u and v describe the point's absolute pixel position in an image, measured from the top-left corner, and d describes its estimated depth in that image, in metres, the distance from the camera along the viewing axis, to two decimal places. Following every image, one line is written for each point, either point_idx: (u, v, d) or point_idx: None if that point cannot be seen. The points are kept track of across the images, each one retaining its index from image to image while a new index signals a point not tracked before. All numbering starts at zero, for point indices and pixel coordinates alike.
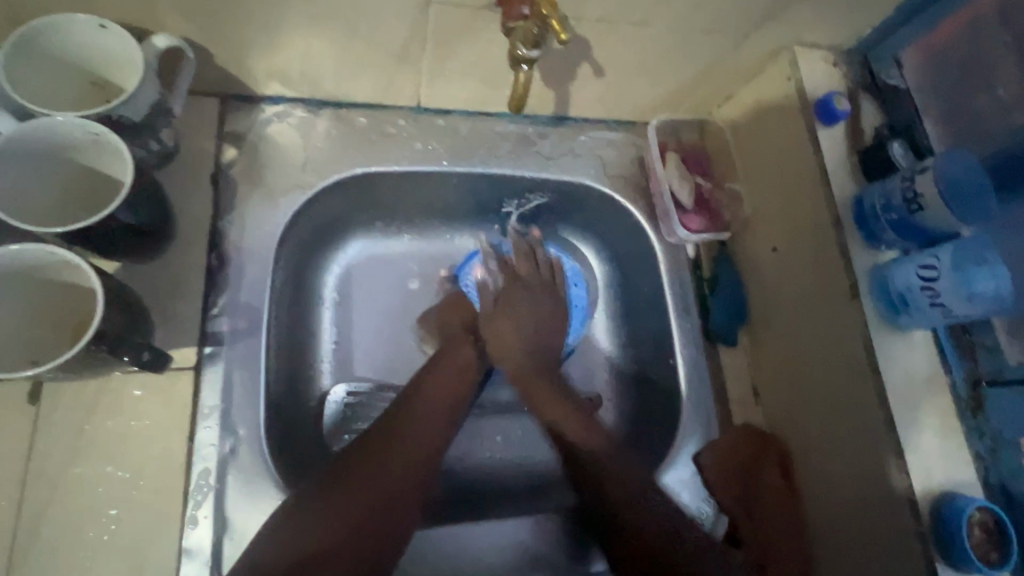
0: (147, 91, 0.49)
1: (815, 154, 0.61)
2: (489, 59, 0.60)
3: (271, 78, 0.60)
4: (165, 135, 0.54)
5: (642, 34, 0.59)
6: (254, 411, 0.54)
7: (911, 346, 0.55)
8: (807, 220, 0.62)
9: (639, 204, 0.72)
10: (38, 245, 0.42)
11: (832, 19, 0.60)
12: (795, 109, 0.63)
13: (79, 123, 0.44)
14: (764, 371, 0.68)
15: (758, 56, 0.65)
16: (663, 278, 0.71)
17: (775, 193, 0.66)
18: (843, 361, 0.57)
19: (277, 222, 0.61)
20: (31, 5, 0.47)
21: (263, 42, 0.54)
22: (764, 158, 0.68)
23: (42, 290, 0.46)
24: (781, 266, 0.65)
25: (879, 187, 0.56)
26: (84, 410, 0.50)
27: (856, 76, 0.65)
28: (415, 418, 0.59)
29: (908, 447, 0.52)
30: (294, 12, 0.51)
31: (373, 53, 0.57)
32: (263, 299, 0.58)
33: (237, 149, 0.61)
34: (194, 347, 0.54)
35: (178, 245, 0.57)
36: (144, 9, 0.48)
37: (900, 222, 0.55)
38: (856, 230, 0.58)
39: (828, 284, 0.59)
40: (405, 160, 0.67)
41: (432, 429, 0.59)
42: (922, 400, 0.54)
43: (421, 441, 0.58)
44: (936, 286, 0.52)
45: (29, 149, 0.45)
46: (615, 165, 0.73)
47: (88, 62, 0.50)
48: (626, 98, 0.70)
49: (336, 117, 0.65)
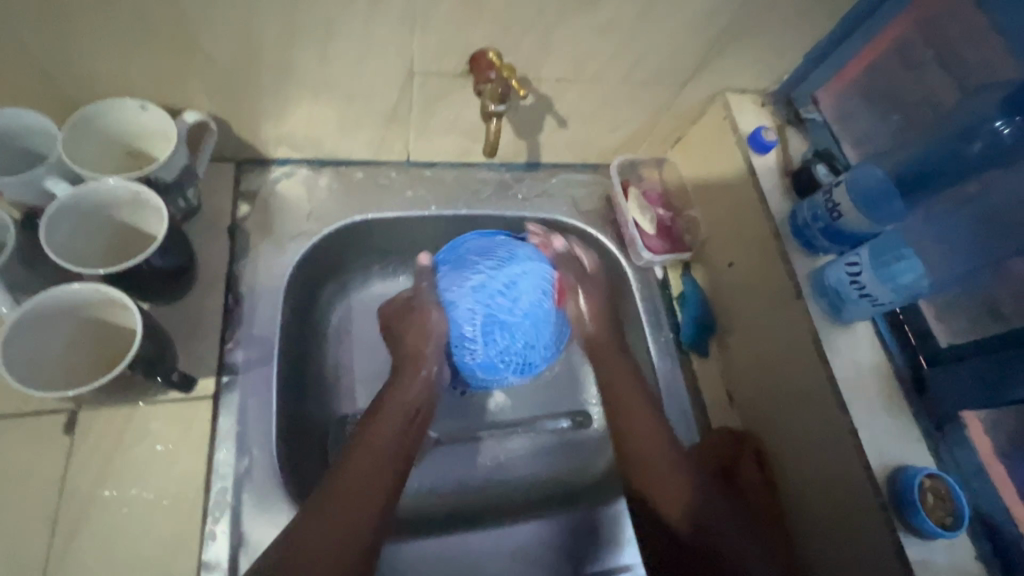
0: (178, 156, 0.58)
1: (752, 179, 0.70)
2: (466, 117, 0.70)
3: (281, 143, 0.70)
4: (191, 194, 0.63)
5: (594, 89, 0.69)
6: (266, 432, 0.60)
7: (855, 337, 0.62)
8: (752, 236, 0.71)
9: (609, 233, 0.81)
10: (89, 285, 0.49)
11: (753, 68, 0.72)
12: (732, 143, 0.73)
13: (124, 184, 0.53)
14: (735, 376, 0.74)
15: (697, 102, 0.76)
16: (635, 299, 0.78)
17: (725, 215, 0.75)
18: (799, 356, 0.64)
19: (286, 265, 0.69)
20: (86, 94, 0.57)
21: (275, 113, 0.65)
22: (713, 188, 0.77)
23: (85, 327, 0.53)
24: (737, 278, 0.73)
25: (807, 203, 0.65)
26: (114, 436, 0.56)
27: (782, 113, 0.76)
28: (365, 454, 0.57)
29: (862, 427, 0.58)
30: (301, 87, 0.61)
31: (367, 117, 0.68)
32: (275, 331, 0.65)
33: (250, 204, 0.70)
34: (213, 376, 0.60)
35: (200, 288, 0.64)
36: (178, 91, 0.59)
37: (827, 230, 0.63)
38: (794, 241, 0.67)
39: (776, 290, 0.67)
40: (398, 207, 0.76)
41: (384, 466, 0.57)
42: (870, 383, 0.60)
43: (373, 465, 0.56)
44: (862, 279, 0.59)
45: (80, 208, 0.53)
46: (585, 202, 0.83)
47: (128, 136, 0.60)
48: (589, 144, 0.80)
49: (336, 173, 0.75)
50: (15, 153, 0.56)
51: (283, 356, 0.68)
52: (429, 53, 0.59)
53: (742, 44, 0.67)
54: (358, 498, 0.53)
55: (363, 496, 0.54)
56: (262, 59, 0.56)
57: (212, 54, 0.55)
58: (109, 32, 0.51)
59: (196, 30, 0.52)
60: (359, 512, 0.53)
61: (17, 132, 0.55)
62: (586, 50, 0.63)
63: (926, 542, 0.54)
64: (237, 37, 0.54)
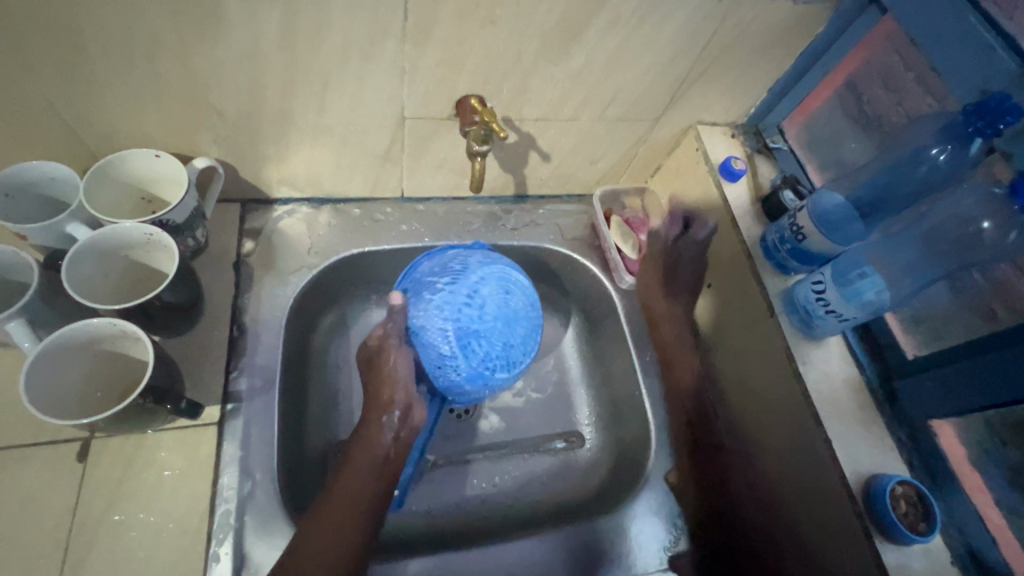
0: (189, 199, 0.63)
1: (724, 206, 0.75)
2: (455, 155, 0.76)
3: (283, 184, 0.75)
4: (199, 233, 0.68)
5: (573, 126, 0.75)
6: (269, 456, 0.63)
7: (827, 351, 0.66)
8: (727, 258, 0.75)
9: (594, 259, 0.86)
10: (105, 320, 0.53)
11: (720, 103, 0.77)
12: (705, 172, 0.78)
13: (140, 227, 0.58)
14: (719, 393, 0.77)
15: (671, 135, 0.82)
16: (622, 321, 0.82)
17: (702, 240, 0.80)
18: (775, 371, 0.67)
19: (288, 297, 0.73)
20: (105, 144, 0.63)
21: (278, 157, 0.70)
22: (691, 215, 0.82)
23: (100, 359, 0.57)
24: (716, 298, 0.77)
25: (774, 226, 0.70)
26: (124, 463, 0.59)
27: (752, 143, 0.81)
28: (346, 486, 0.58)
29: (835, 438, 0.61)
30: (302, 133, 0.66)
31: (363, 158, 0.73)
32: (277, 360, 0.68)
33: (254, 241, 0.75)
34: (218, 404, 0.64)
35: (206, 321, 0.68)
36: (189, 141, 0.64)
37: (794, 251, 0.67)
38: (765, 262, 0.71)
39: (751, 309, 0.70)
40: (393, 240, 0.80)
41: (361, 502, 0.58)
42: (842, 396, 0.64)
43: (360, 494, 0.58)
44: (826, 296, 0.62)
45: (99, 249, 0.58)
46: (571, 231, 0.87)
47: (143, 182, 0.65)
48: (572, 176, 0.86)
49: (335, 210, 0.80)
50: (39, 199, 0.61)
51: (286, 384, 0.71)
52: (418, 100, 0.65)
53: (707, 83, 0.72)
54: (340, 526, 0.55)
55: (342, 524, 0.55)
56: (266, 109, 0.62)
57: (220, 107, 0.61)
58: (128, 91, 0.57)
59: (206, 86, 0.58)
60: (341, 539, 0.55)
61: (41, 181, 0.60)
62: (563, 93, 0.68)
63: (901, 547, 0.56)
64: (243, 92, 0.59)
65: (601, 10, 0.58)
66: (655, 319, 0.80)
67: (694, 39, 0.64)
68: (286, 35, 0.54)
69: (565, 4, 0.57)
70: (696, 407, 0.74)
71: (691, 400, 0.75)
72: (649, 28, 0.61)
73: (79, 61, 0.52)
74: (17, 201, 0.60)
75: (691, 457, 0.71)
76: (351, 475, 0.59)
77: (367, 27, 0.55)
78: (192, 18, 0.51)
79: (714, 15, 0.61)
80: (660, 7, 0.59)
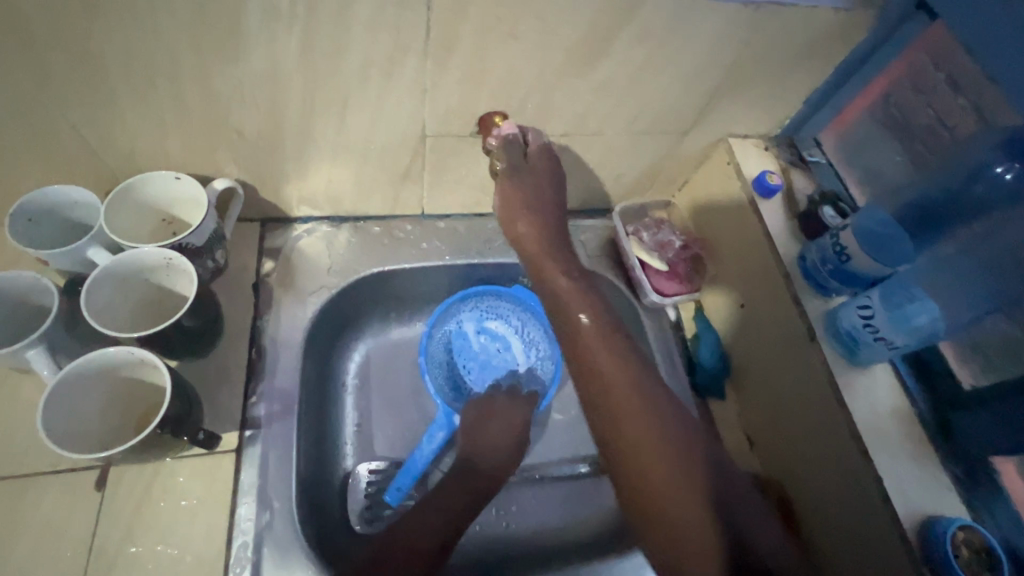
0: (208, 221, 0.62)
1: (759, 222, 0.71)
2: (477, 171, 0.73)
3: (303, 203, 0.74)
4: (218, 254, 0.67)
5: (599, 141, 0.72)
6: (286, 485, 0.61)
7: (875, 380, 0.61)
8: (762, 278, 0.71)
9: (619, 276, 0.82)
10: (124, 348, 0.52)
11: (753, 115, 0.74)
12: (736, 186, 0.75)
13: (158, 252, 0.57)
14: (756, 420, 0.73)
15: (700, 148, 0.78)
16: (650, 342, 0.79)
17: (735, 257, 0.76)
18: (817, 400, 0.63)
19: (307, 318, 0.71)
20: (126, 167, 0.62)
21: (297, 176, 0.69)
22: (722, 230, 0.79)
23: (118, 387, 0.56)
24: (751, 319, 0.73)
25: (815, 245, 0.66)
26: (142, 492, 0.58)
27: (785, 156, 0.77)
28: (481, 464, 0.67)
29: (887, 475, 0.57)
30: (322, 152, 0.65)
31: (383, 176, 0.71)
32: (296, 385, 0.67)
33: (274, 261, 0.74)
34: (236, 430, 0.62)
35: (225, 344, 0.67)
36: (208, 161, 0.63)
37: (837, 272, 0.64)
38: (804, 282, 0.67)
39: (789, 334, 0.67)
40: (414, 258, 0.79)
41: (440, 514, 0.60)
42: (893, 428, 0.59)
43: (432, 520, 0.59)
44: (875, 322, 0.58)
45: (119, 275, 0.57)
46: (595, 247, 0.84)
47: (163, 204, 0.64)
48: (597, 191, 0.83)
49: (355, 228, 0.78)
50: (61, 224, 0.61)
51: (305, 408, 0.69)
52: (439, 117, 0.63)
53: (740, 94, 0.69)
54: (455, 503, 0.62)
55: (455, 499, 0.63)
56: (285, 128, 0.61)
57: (239, 127, 0.59)
58: (147, 113, 0.56)
59: (225, 107, 0.57)
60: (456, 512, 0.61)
61: (64, 205, 0.60)
62: (588, 107, 0.66)
63: None
64: (263, 112, 0.58)
65: (630, 22, 0.55)
66: (584, 347, 0.63)
67: (727, 49, 0.61)
68: (305, 54, 0.52)
69: (592, 16, 0.54)
70: (673, 446, 0.57)
71: (662, 459, 0.56)
72: (680, 39, 0.59)
73: (99, 85, 0.52)
74: (40, 225, 0.59)
75: (688, 505, 0.55)
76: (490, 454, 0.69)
77: (387, 45, 0.53)
78: (209, 39, 0.49)
79: (749, 24, 0.58)
80: (692, 17, 0.56)
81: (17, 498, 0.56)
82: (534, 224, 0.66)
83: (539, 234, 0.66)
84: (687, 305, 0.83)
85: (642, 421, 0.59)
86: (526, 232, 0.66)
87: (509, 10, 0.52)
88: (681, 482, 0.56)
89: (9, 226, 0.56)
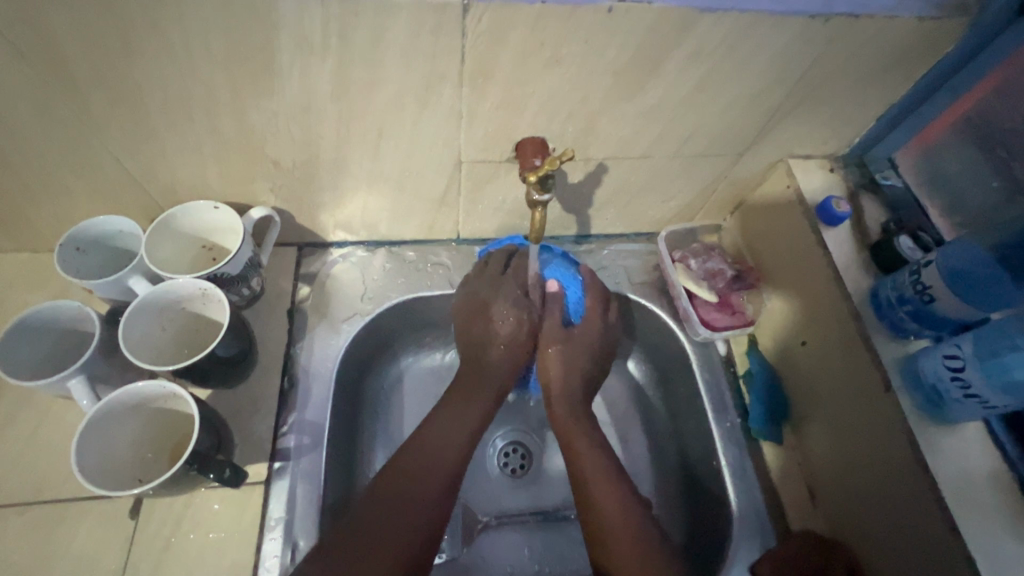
0: (244, 250, 0.62)
1: (824, 252, 0.65)
2: (515, 197, 0.70)
3: (339, 229, 0.73)
4: (254, 282, 0.67)
5: (645, 165, 0.67)
6: (313, 522, 0.59)
7: (962, 441, 0.55)
8: (828, 314, 0.64)
9: (664, 306, 0.77)
10: (154, 382, 0.53)
11: (818, 134, 0.67)
12: (797, 212, 0.68)
13: (195, 282, 0.57)
14: (817, 472, 0.67)
15: (757, 169, 0.72)
16: (697, 379, 0.73)
17: (794, 288, 0.70)
18: (892, 458, 0.56)
19: (339, 347, 0.70)
20: (167, 196, 0.63)
21: (334, 204, 0.68)
22: (780, 261, 0.72)
23: (151, 417, 0.56)
24: (813, 359, 0.66)
25: (891, 280, 0.60)
26: (173, 522, 0.58)
27: (854, 179, 0.71)
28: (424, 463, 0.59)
29: (980, 552, 0.50)
30: (357, 180, 0.64)
31: (419, 203, 0.69)
32: (327, 416, 0.65)
33: (309, 286, 0.73)
34: (265, 462, 0.62)
35: (259, 373, 0.67)
36: (246, 191, 0.63)
37: (917, 313, 0.58)
38: (877, 322, 0.61)
39: (858, 379, 0.60)
40: (446, 286, 0.76)
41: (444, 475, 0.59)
42: (986, 497, 0.53)
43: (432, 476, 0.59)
44: (966, 376, 0.52)
45: (157, 306, 0.58)
46: (638, 274, 0.79)
47: (202, 232, 0.65)
48: (641, 216, 0.78)
49: (390, 253, 0.77)
50: (106, 252, 0.63)
51: (337, 440, 0.68)
52: (475, 145, 0.60)
53: (803, 112, 0.62)
54: (416, 507, 0.56)
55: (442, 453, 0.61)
56: (321, 159, 0.60)
57: (275, 158, 0.59)
58: (187, 145, 0.56)
59: (263, 138, 0.56)
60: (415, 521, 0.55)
61: (110, 234, 0.61)
62: (633, 131, 0.61)
63: None
64: (299, 142, 0.57)
65: (682, 43, 0.51)
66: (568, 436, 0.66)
67: (788, 69, 0.56)
68: (339, 86, 0.51)
69: (641, 39, 0.50)
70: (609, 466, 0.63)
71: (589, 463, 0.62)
72: (738, 59, 0.54)
73: (143, 121, 0.53)
74: (87, 255, 0.61)
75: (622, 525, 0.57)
76: (428, 462, 0.60)
77: (421, 75, 0.51)
78: (248, 77, 0.49)
79: (817, 39, 0.52)
80: (752, 35, 0.51)
81: (56, 523, 0.57)
82: (574, 361, 0.69)
83: (580, 344, 0.69)
84: (740, 339, 0.77)
85: (587, 442, 0.65)
86: (557, 369, 0.68)
87: (551, 35, 0.49)
88: (620, 501, 0.59)
89: (60, 254, 0.59)
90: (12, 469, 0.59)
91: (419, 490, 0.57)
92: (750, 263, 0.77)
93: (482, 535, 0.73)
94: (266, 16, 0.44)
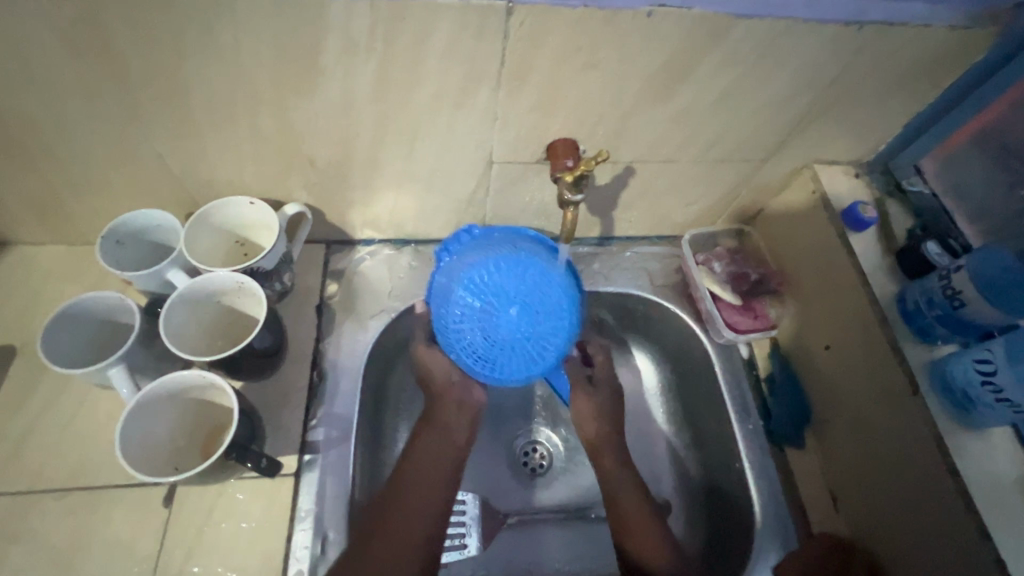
0: (278, 246, 0.63)
1: (849, 257, 0.65)
2: (542, 198, 0.71)
3: (367, 227, 0.74)
4: (286, 277, 0.68)
5: (670, 168, 0.68)
6: (342, 514, 0.60)
7: (989, 445, 0.56)
8: (853, 318, 0.65)
9: (686, 308, 0.78)
10: (195, 371, 0.54)
11: (844, 140, 0.68)
12: (822, 217, 0.69)
13: (232, 276, 0.58)
14: (839, 475, 0.67)
15: (782, 175, 0.73)
16: (720, 381, 0.73)
17: (818, 292, 0.70)
18: (919, 462, 0.57)
19: (366, 343, 0.71)
20: (204, 191, 0.64)
21: (363, 202, 0.69)
22: (804, 266, 0.72)
23: (187, 407, 0.57)
24: (837, 363, 0.67)
25: (918, 285, 0.61)
26: (205, 511, 0.59)
27: (879, 185, 0.72)
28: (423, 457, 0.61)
29: (1009, 554, 0.50)
30: (388, 179, 0.65)
31: (447, 202, 0.70)
32: (354, 411, 0.66)
33: (337, 283, 0.75)
34: (295, 454, 0.63)
35: (289, 366, 0.68)
36: (281, 187, 0.65)
37: (946, 318, 0.59)
38: (904, 327, 0.61)
39: (886, 384, 0.60)
40: None
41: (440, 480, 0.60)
42: (1014, 500, 0.53)
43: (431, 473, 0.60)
44: (997, 380, 0.53)
45: (194, 297, 0.59)
46: (659, 276, 0.80)
47: (236, 227, 0.66)
48: (664, 219, 0.78)
49: (415, 252, 0.78)
50: (144, 245, 0.64)
51: (362, 435, 0.69)
52: (507, 145, 0.61)
53: (830, 119, 0.63)
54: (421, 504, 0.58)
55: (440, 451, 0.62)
56: (354, 158, 0.61)
57: (311, 156, 0.60)
58: (227, 142, 0.57)
59: (300, 137, 0.58)
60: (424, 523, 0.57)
61: (149, 228, 0.63)
62: (663, 135, 0.62)
63: None
64: (335, 141, 0.58)
65: (717, 46, 0.52)
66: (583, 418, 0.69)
67: (818, 75, 0.57)
68: (379, 87, 0.52)
69: (676, 45, 0.51)
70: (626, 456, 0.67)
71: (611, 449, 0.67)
72: (771, 65, 0.54)
73: (187, 118, 0.54)
74: (126, 247, 0.63)
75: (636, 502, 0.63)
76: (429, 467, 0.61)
77: (459, 77, 0.52)
78: (293, 78, 0.51)
79: (849, 46, 0.53)
80: (785, 42, 0.52)
81: (91, 509, 0.58)
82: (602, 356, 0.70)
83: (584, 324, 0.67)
84: (761, 343, 0.77)
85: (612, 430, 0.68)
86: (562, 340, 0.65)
87: (590, 39, 0.50)
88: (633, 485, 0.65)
89: (100, 247, 0.60)
90: (48, 455, 0.60)
91: (424, 486, 0.59)
92: (772, 269, 0.77)
93: (504, 531, 0.73)
94: (315, 17, 0.45)
